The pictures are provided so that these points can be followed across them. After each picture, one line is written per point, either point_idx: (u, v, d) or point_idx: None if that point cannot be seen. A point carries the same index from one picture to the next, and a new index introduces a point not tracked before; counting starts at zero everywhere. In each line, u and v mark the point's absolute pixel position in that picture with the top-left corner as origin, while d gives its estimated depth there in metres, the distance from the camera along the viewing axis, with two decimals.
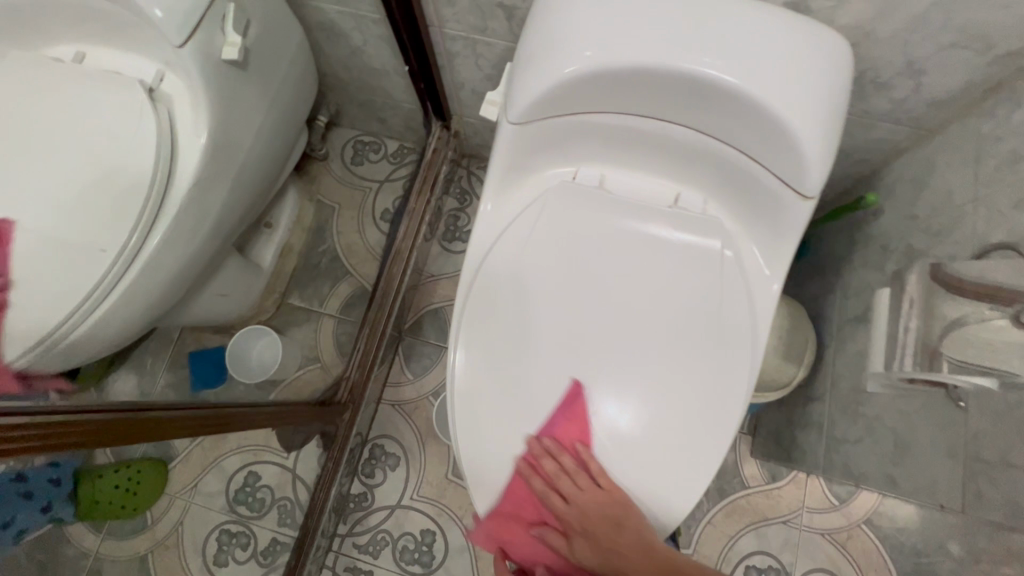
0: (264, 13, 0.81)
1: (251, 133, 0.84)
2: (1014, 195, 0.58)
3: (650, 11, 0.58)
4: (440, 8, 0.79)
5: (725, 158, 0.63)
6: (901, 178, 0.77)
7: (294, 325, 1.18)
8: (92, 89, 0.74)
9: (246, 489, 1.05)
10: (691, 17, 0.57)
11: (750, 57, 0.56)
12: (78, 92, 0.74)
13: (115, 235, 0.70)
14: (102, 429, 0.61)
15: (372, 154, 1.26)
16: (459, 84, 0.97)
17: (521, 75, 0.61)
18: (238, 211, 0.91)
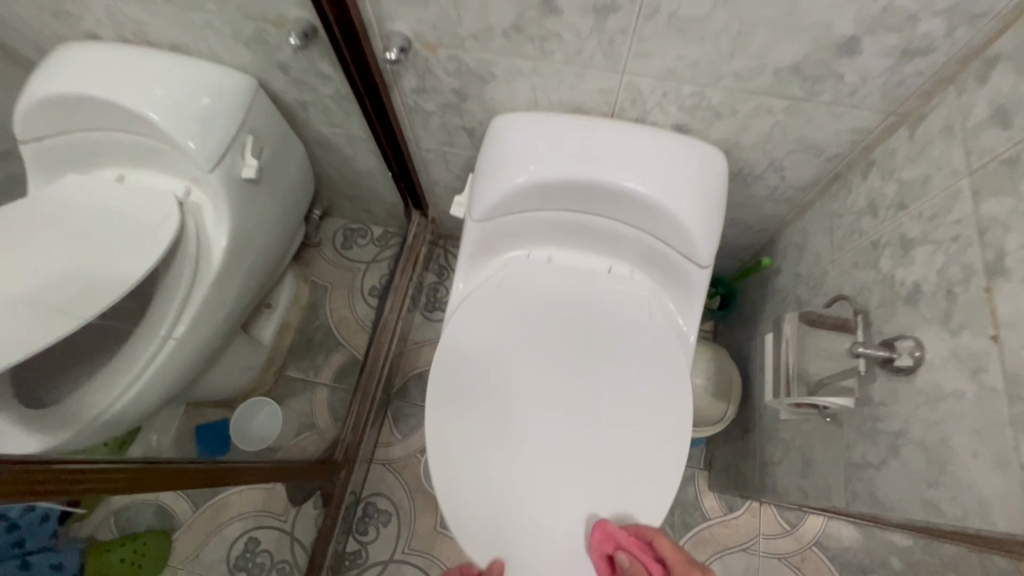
0: (275, 138, 1.00)
1: (261, 232, 1.02)
2: (854, 257, 0.76)
3: (576, 137, 0.78)
4: (416, 130, 0.99)
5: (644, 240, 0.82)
6: (789, 243, 0.97)
7: (291, 395, 1.29)
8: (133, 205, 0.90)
9: (246, 555, 1.07)
10: (606, 141, 0.78)
11: (650, 169, 0.76)
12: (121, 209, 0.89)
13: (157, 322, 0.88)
14: (125, 477, 0.70)
15: (360, 240, 1.45)
16: (434, 181, 1.17)
17: (482, 183, 0.80)
18: (246, 295, 1.06)
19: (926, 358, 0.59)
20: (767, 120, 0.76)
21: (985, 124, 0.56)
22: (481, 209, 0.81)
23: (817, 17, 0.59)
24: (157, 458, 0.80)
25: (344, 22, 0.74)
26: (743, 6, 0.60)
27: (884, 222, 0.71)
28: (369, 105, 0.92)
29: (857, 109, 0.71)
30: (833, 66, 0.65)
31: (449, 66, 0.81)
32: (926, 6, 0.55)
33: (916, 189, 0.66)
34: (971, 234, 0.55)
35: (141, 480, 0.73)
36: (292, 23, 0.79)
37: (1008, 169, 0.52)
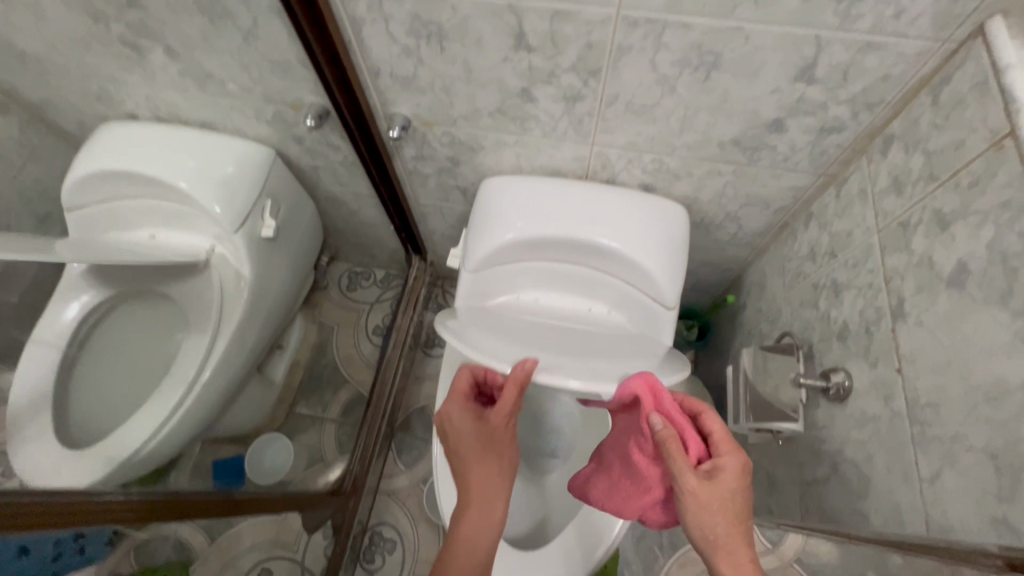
0: (289, 198, 1.12)
1: (277, 283, 1.13)
2: (801, 297, 0.87)
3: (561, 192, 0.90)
4: (415, 189, 1.12)
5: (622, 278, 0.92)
6: (752, 281, 1.08)
7: (301, 430, 1.38)
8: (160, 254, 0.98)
9: None
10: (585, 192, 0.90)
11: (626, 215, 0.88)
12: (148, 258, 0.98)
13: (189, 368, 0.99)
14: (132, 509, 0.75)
15: (364, 282, 1.56)
16: (432, 231, 1.29)
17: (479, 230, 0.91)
18: (262, 339, 1.16)
19: (854, 388, 0.69)
20: (718, 181, 0.88)
21: (887, 191, 0.68)
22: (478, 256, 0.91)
23: (747, 105, 0.72)
24: (165, 492, 0.86)
25: (354, 107, 0.87)
26: (685, 96, 0.73)
27: (821, 268, 0.82)
28: (374, 170, 1.05)
29: (792, 172, 0.83)
30: (766, 140, 0.77)
31: (444, 139, 0.93)
32: (832, 97, 0.68)
33: (843, 241, 0.77)
34: (881, 282, 0.66)
35: (148, 512, 0.78)
36: (307, 107, 0.92)
37: (903, 230, 0.63)
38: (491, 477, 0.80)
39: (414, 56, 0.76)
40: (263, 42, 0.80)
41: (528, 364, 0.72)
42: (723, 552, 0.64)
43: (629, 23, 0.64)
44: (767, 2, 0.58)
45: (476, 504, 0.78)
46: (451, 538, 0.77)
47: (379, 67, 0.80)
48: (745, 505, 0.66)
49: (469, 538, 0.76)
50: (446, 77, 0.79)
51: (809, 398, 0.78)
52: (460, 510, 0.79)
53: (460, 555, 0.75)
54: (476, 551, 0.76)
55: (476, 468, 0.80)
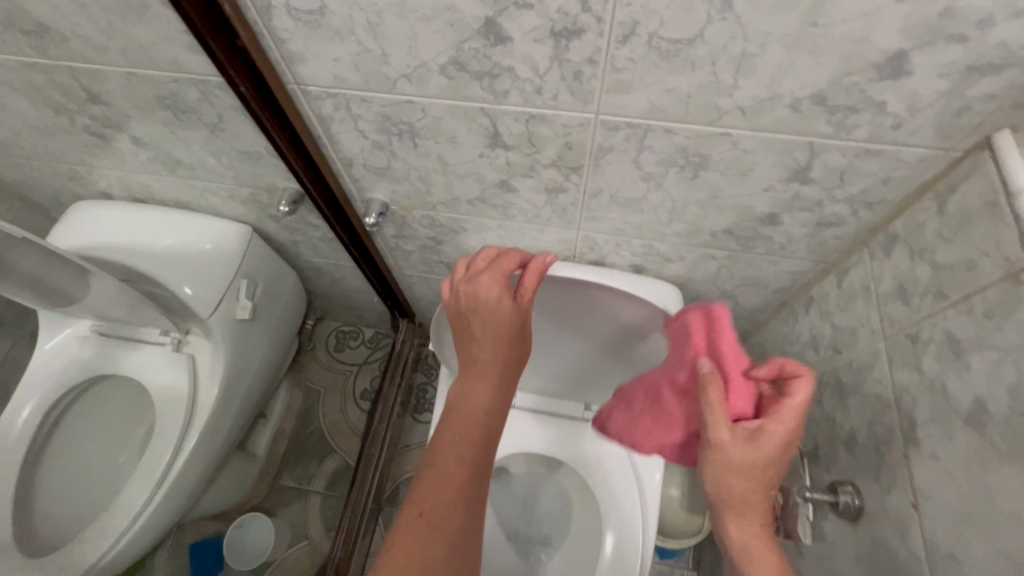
0: (267, 274, 1.08)
1: (254, 363, 1.09)
2: (804, 387, 0.82)
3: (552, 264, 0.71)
4: (399, 262, 1.07)
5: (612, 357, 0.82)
6: (752, 356, 1.03)
7: (285, 504, 1.32)
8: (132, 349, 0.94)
9: None
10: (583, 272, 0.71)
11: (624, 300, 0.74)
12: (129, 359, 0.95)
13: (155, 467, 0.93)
14: None
15: (352, 341, 1.50)
16: (419, 297, 1.25)
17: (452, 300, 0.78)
18: (240, 419, 1.11)
19: (867, 508, 0.63)
20: (712, 264, 0.84)
21: (892, 296, 0.63)
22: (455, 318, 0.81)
23: (739, 201, 0.67)
24: None
25: (326, 193, 0.83)
26: (673, 192, 0.68)
27: (824, 360, 0.77)
28: (352, 248, 1.01)
29: (790, 259, 0.78)
30: (761, 231, 0.73)
31: (424, 221, 0.89)
32: (829, 196, 0.63)
33: (846, 337, 0.72)
34: (890, 397, 0.61)
35: None
36: (281, 191, 0.88)
37: (911, 343, 0.58)
38: (497, 379, 0.66)
39: (387, 150, 0.72)
40: (231, 134, 0.76)
41: (544, 261, 0.65)
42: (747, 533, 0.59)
43: (609, 127, 0.60)
44: (755, 112, 0.54)
45: (468, 407, 0.65)
46: (436, 446, 0.64)
47: (352, 158, 0.76)
48: (773, 470, 0.56)
49: (458, 446, 0.63)
50: (421, 168, 0.75)
51: (817, 508, 0.72)
52: (453, 412, 0.66)
53: (443, 460, 0.62)
54: (466, 460, 0.62)
55: (486, 352, 0.66)
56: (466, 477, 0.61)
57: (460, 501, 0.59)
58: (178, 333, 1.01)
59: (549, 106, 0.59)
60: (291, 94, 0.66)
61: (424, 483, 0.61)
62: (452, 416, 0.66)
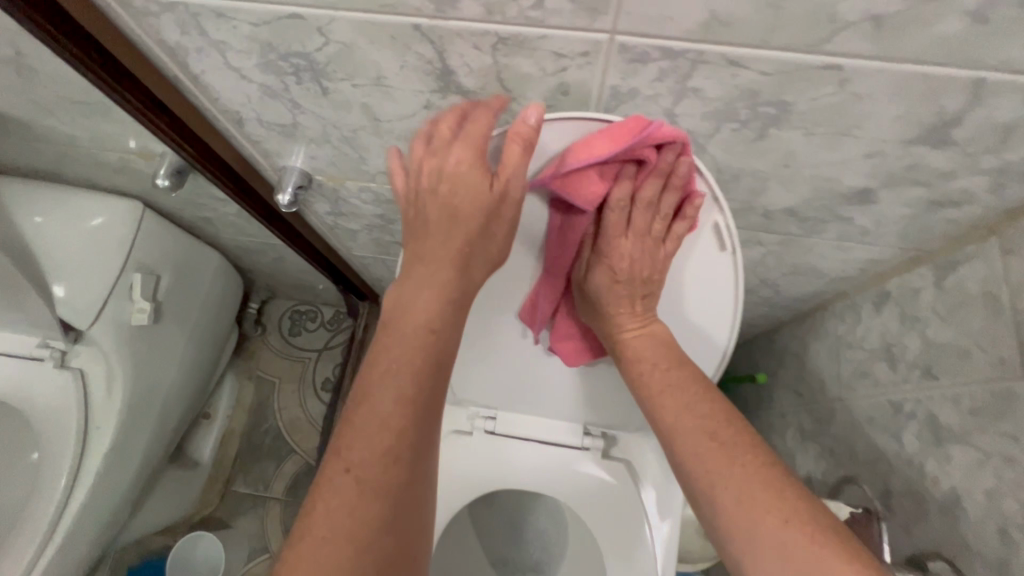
0: (175, 259, 0.84)
1: (171, 369, 0.88)
2: (869, 410, 0.63)
3: None
4: (346, 244, 0.84)
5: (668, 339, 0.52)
6: (787, 349, 0.84)
7: (239, 513, 1.16)
8: (34, 381, 0.77)
9: None
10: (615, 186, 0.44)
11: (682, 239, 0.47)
12: (28, 390, 0.77)
13: (43, 511, 0.74)
14: None
15: (309, 323, 1.28)
16: (378, 278, 1.02)
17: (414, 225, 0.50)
18: (164, 434, 0.92)
19: None
20: (756, 250, 0.62)
21: None
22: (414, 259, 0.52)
23: (820, 171, 0.45)
24: None
25: (214, 159, 0.59)
26: (720, 160, 0.45)
27: (906, 383, 0.57)
28: (274, 228, 0.77)
29: (870, 247, 0.56)
30: (839, 212, 0.51)
31: (363, 196, 0.65)
32: (967, 166, 0.41)
33: (945, 357, 0.52)
34: None
35: None
36: (158, 157, 0.63)
37: None
38: (453, 283, 0.42)
39: (286, 99, 0.47)
40: (48, 76, 0.50)
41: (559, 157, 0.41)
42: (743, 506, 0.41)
43: (632, 58, 0.36)
44: (896, 26, 0.30)
45: (395, 360, 0.39)
46: (340, 455, 0.37)
47: (237, 111, 0.51)
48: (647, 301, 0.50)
49: (362, 463, 0.37)
50: (343, 126, 0.50)
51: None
52: (385, 332, 0.41)
53: (372, 400, 0.38)
54: (388, 458, 0.37)
55: (432, 297, 0.41)
56: (398, 434, 0.38)
57: (397, 456, 0.37)
58: (59, 343, 0.76)
59: (529, 21, 0.34)
60: (100, 6, 0.40)
61: (320, 500, 0.36)
62: (383, 335, 0.41)
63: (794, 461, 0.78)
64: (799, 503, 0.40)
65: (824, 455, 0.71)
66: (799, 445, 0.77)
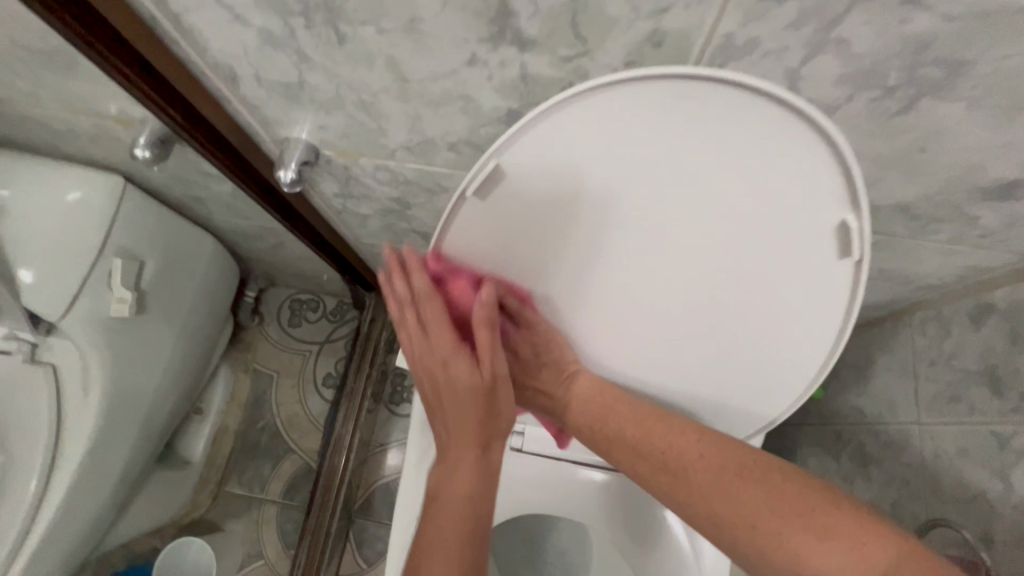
0: (164, 243, 0.75)
1: (159, 365, 0.78)
2: (960, 439, 0.54)
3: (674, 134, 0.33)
4: (354, 229, 0.75)
5: (755, 352, 0.44)
6: (844, 361, 0.75)
7: (233, 516, 1.08)
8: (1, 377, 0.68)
9: None
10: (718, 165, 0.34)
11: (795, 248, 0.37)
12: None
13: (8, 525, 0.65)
14: None
15: (310, 313, 1.19)
16: (387, 268, 0.93)
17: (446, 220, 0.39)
18: (152, 435, 0.83)
19: None
20: None
21: None
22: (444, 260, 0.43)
23: (967, 158, 0.35)
24: None
25: (205, 128, 0.49)
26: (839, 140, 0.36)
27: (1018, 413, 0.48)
28: (274, 208, 0.68)
29: (984, 252, 0.47)
30: (966, 209, 0.41)
31: (379, 176, 0.56)
32: None
33: None
34: None
35: None
36: (139, 124, 0.53)
37: None
38: (478, 455, 0.47)
39: (293, 50, 0.38)
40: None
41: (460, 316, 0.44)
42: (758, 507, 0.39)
43: None
44: None
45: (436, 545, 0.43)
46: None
47: (232, 66, 0.41)
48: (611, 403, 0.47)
49: None
50: (362, 87, 0.41)
51: None
52: (430, 510, 0.46)
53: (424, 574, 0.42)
54: None
55: (465, 474, 0.46)
56: None
57: None
58: (28, 335, 0.68)
59: None
60: None
61: None
62: (427, 519, 0.45)
63: (852, 487, 0.70)
64: (803, 487, 0.39)
65: (893, 485, 0.63)
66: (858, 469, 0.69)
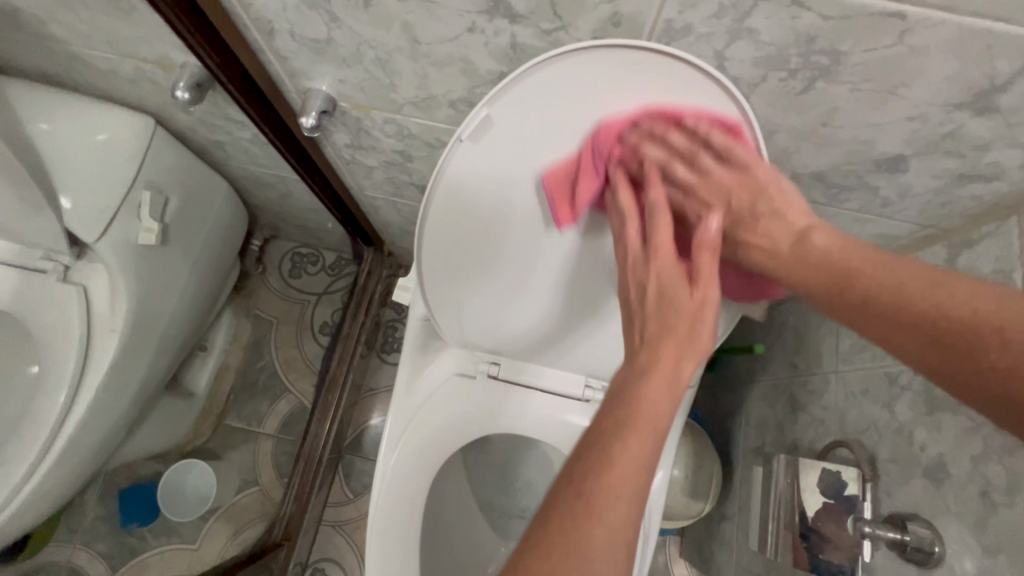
0: (184, 183, 0.83)
1: (176, 294, 0.86)
2: (863, 381, 0.65)
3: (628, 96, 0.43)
4: (358, 180, 0.83)
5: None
6: (786, 324, 0.85)
7: (231, 447, 1.17)
8: (36, 292, 0.76)
9: None
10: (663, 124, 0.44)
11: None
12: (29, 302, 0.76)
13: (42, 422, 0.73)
14: None
15: (310, 266, 1.28)
16: (386, 222, 1.02)
17: (442, 165, 0.49)
18: (165, 359, 0.92)
19: (946, 558, 0.50)
20: None
21: None
22: (438, 205, 0.51)
23: (858, 134, 0.45)
24: None
25: (241, 76, 0.58)
26: (762, 113, 0.45)
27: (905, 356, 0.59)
28: (291, 156, 0.76)
29: (886, 221, 0.57)
30: (867, 180, 0.51)
31: (387, 129, 0.64)
32: (1004, 137, 0.42)
33: None
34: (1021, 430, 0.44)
35: None
36: (179, 69, 0.61)
37: None
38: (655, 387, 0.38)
39: (325, 11, 0.46)
40: None
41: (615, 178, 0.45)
42: (997, 362, 0.33)
43: None
44: None
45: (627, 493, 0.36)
46: (583, 459, 0.37)
47: (271, 22, 0.50)
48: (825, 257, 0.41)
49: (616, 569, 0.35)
50: (379, 47, 0.49)
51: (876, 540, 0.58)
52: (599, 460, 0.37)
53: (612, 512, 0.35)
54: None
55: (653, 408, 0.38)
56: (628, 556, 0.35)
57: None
58: (65, 257, 0.76)
59: None
60: None
61: None
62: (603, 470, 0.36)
63: (782, 430, 0.81)
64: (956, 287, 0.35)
65: (813, 425, 0.74)
66: (788, 415, 0.80)
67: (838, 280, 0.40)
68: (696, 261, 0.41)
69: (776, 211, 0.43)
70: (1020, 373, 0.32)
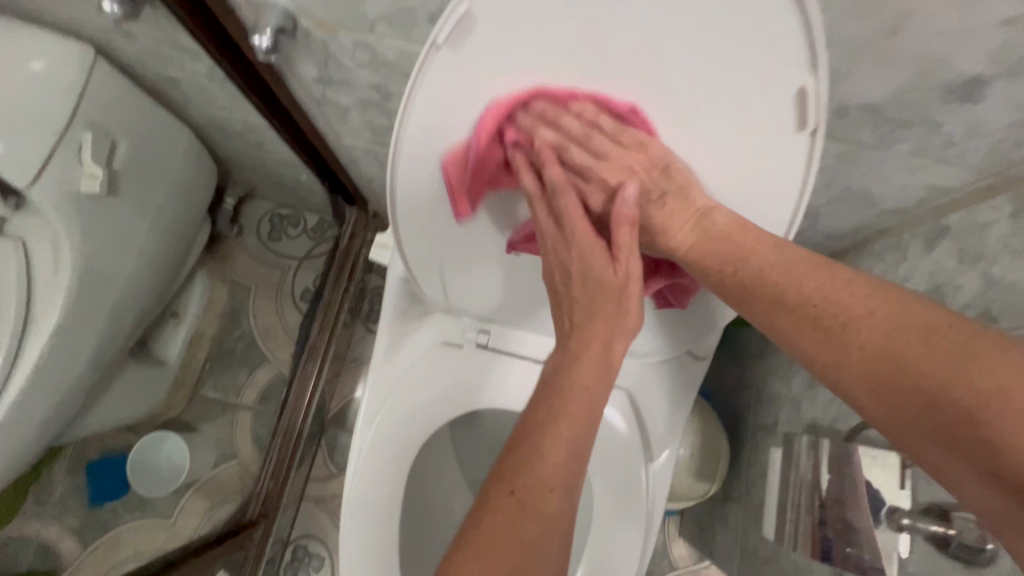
0: (136, 126, 0.73)
1: (133, 252, 0.78)
2: None
3: None
4: (333, 125, 0.74)
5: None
6: None
7: (207, 419, 1.10)
8: None
9: None
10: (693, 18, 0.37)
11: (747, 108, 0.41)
12: None
13: None
14: None
15: (291, 228, 1.19)
16: (369, 178, 0.92)
17: (416, 82, 0.41)
18: (126, 324, 0.84)
19: (999, 556, 0.43)
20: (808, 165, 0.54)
21: None
22: (413, 136, 0.44)
23: None
24: None
25: None
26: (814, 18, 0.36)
27: None
28: (251, 91, 0.66)
29: (942, 168, 0.49)
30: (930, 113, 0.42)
31: (359, 56, 0.55)
32: None
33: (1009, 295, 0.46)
34: None
35: None
36: None
37: None
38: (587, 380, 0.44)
39: None
40: None
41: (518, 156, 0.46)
42: (926, 380, 0.32)
43: None
44: None
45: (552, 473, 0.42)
46: (504, 480, 0.42)
47: None
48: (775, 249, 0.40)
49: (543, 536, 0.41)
50: None
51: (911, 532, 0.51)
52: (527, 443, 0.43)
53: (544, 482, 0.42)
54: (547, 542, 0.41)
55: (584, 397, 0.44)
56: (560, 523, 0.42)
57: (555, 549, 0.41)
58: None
59: None
60: None
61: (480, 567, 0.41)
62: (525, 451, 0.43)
63: (798, 407, 0.74)
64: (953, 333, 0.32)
65: (835, 402, 0.67)
66: (807, 392, 0.73)
67: (725, 265, 0.42)
68: (615, 233, 0.44)
69: (679, 188, 0.44)
70: (985, 419, 0.29)
